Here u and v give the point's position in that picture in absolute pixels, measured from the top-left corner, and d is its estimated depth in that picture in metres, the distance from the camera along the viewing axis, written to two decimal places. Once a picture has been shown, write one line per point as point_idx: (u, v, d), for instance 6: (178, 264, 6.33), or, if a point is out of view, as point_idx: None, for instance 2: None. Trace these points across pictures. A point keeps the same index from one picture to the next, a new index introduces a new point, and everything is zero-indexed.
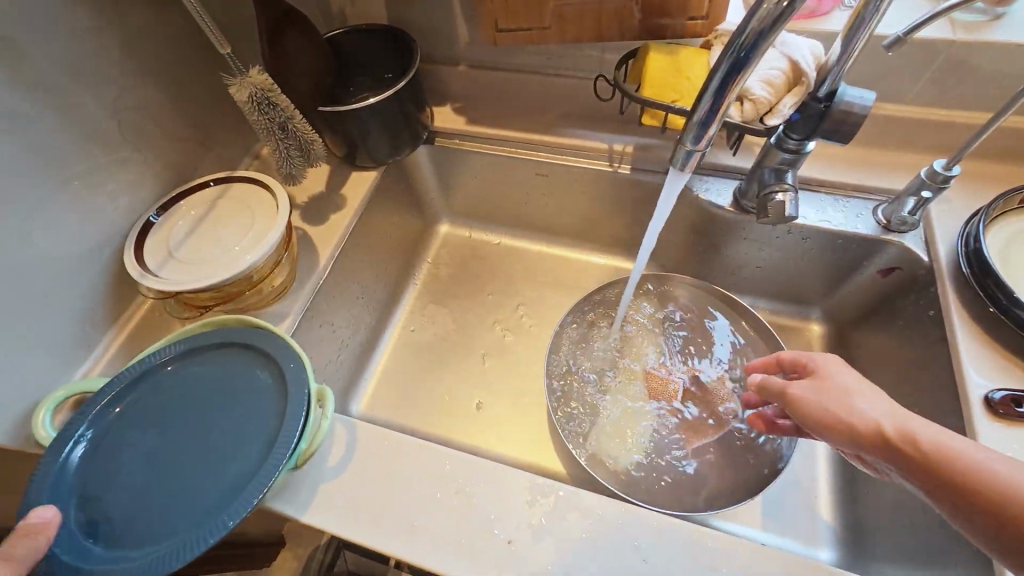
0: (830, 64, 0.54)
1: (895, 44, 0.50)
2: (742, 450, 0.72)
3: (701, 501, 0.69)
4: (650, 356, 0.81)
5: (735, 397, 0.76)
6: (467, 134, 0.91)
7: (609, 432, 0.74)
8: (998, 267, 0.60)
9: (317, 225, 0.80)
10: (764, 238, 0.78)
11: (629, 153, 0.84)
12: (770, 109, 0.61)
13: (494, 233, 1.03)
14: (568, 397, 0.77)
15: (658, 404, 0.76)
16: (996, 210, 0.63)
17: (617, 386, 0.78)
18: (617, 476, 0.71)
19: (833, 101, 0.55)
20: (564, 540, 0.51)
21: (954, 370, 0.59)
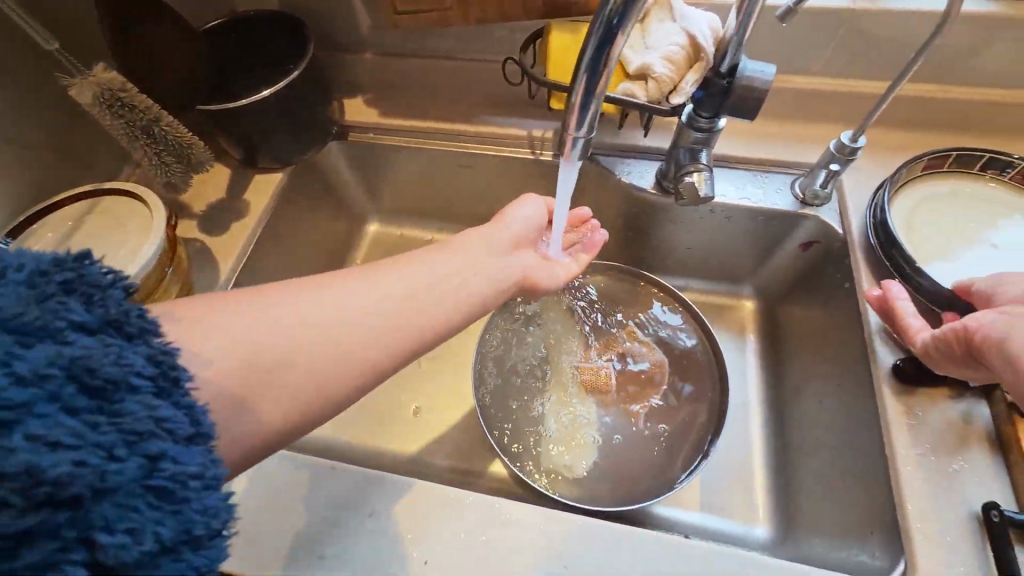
0: (729, 37, 0.52)
1: (788, 14, 0.49)
2: (678, 435, 0.72)
3: (637, 491, 0.68)
4: (584, 347, 0.79)
5: (670, 381, 0.75)
6: (381, 127, 0.85)
7: (544, 429, 0.72)
8: (901, 236, 0.61)
9: (218, 235, 0.74)
10: (688, 219, 0.77)
11: (550, 138, 0.81)
12: (673, 88, 0.58)
13: (424, 229, 0.97)
14: (502, 396, 0.75)
15: (594, 396, 0.75)
16: (900, 179, 0.64)
17: (551, 380, 0.76)
18: (552, 475, 0.69)
19: (734, 76, 0.54)
20: (483, 554, 0.49)
21: (865, 343, 0.59)
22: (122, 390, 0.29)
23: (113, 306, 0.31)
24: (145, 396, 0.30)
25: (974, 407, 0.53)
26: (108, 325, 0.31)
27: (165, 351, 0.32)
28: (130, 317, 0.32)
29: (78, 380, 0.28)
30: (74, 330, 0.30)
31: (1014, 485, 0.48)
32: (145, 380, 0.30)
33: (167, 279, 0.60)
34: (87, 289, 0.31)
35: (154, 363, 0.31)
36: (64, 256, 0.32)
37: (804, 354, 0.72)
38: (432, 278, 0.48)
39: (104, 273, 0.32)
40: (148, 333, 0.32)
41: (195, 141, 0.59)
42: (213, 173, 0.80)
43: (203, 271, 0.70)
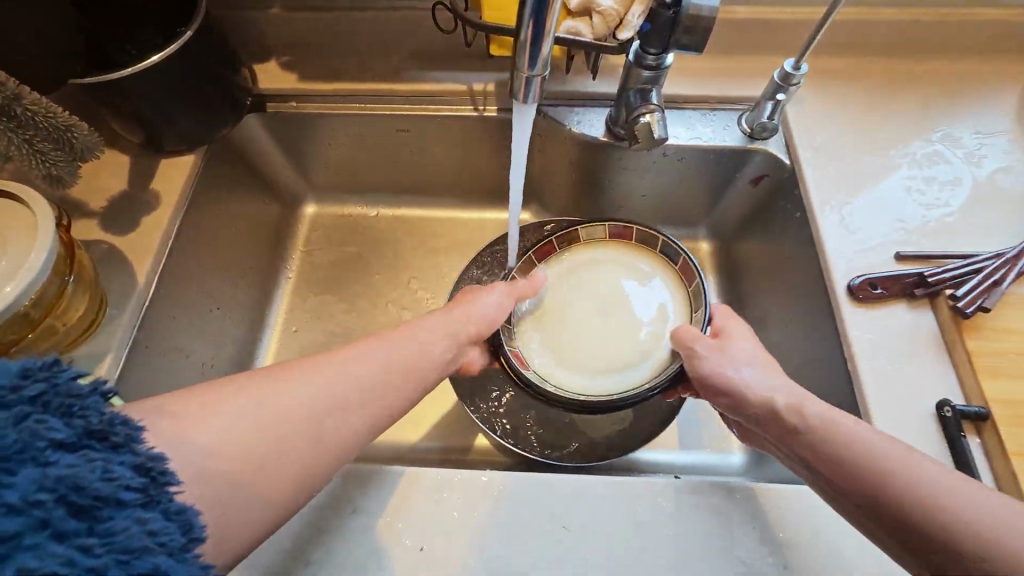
0: None
1: None
2: None
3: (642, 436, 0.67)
4: None
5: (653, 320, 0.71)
6: (303, 92, 0.76)
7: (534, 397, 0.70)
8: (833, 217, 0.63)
9: (125, 232, 0.64)
10: (641, 165, 0.75)
11: (491, 92, 0.76)
12: (620, 22, 0.54)
13: (368, 205, 0.90)
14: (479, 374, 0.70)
15: None
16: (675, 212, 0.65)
17: None
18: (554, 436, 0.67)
19: (681, 6, 0.51)
20: (480, 530, 0.47)
21: (823, 270, 0.61)
22: (110, 505, 0.30)
23: (94, 417, 0.32)
24: (134, 507, 0.31)
25: (921, 315, 0.56)
26: (88, 436, 0.31)
27: (153, 456, 0.33)
28: (114, 426, 0.33)
29: (66, 500, 0.29)
30: (53, 448, 0.30)
31: (960, 380, 0.52)
32: (133, 491, 0.31)
33: (70, 292, 0.53)
34: (63, 400, 0.32)
35: (143, 470, 0.32)
36: (31, 365, 0.32)
37: (760, 287, 0.75)
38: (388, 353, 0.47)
39: (78, 379, 0.33)
40: (135, 439, 0.33)
41: (72, 120, 0.50)
42: (107, 160, 0.68)
43: (114, 275, 0.61)
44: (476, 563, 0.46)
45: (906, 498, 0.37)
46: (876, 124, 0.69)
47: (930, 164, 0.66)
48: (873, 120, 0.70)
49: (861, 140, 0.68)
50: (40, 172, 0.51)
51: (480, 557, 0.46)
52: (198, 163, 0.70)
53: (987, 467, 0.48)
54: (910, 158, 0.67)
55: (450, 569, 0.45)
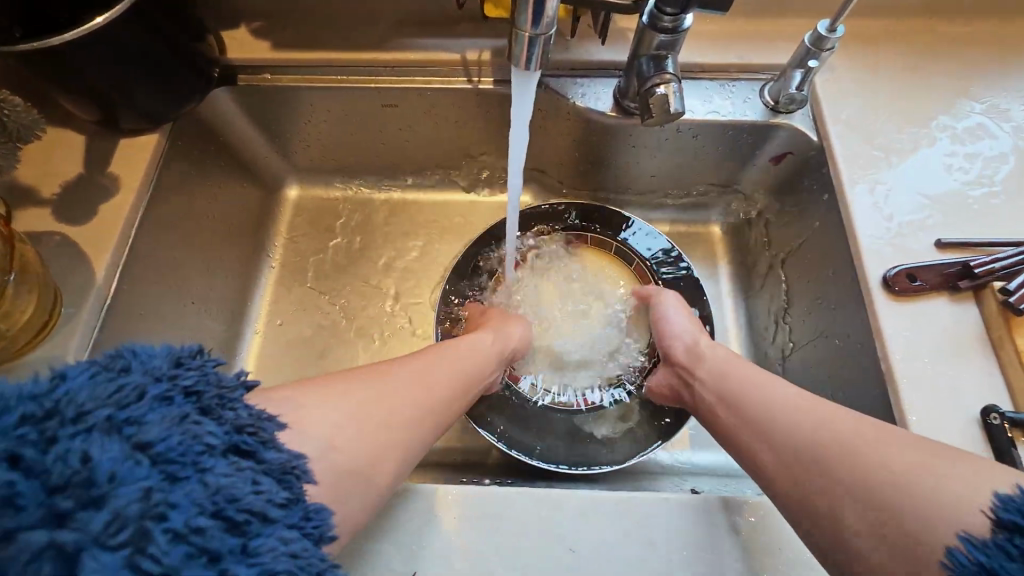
0: None
1: None
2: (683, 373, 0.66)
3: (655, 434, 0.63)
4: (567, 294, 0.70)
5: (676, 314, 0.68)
6: (279, 63, 0.69)
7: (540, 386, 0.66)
8: (867, 209, 0.57)
9: (82, 221, 0.58)
10: (652, 142, 0.69)
11: (487, 62, 0.69)
12: None
13: (355, 188, 0.84)
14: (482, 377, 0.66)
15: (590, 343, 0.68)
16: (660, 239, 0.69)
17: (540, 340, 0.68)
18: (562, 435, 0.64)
19: None
20: (479, 553, 0.43)
21: (853, 259, 0.56)
22: (259, 521, 0.30)
23: (242, 414, 0.34)
24: (277, 525, 0.31)
25: (964, 308, 0.51)
26: (237, 435, 0.33)
27: (292, 460, 0.35)
28: (260, 423, 0.35)
29: (225, 513, 0.29)
30: (210, 453, 0.31)
31: (1007, 381, 0.47)
32: (277, 506, 0.32)
33: (13, 290, 0.48)
34: (213, 394, 0.34)
35: (285, 474, 0.34)
36: (183, 356, 0.35)
37: (779, 275, 0.69)
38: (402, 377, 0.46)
39: (223, 373, 0.36)
40: (275, 441, 0.35)
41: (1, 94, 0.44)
42: (60, 139, 0.61)
43: (69, 270, 0.55)
44: None
45: (855, 447, 0.39)
46: (913, 95, 0.63)
47: (973, 139, 0.60)
48: (911, 89, 0.63)
49: (897, 113, 0.62)
50: None
51: None
52: (162, 143, 0.63)
53: None
54: (951, 132, 0.60)
55: None
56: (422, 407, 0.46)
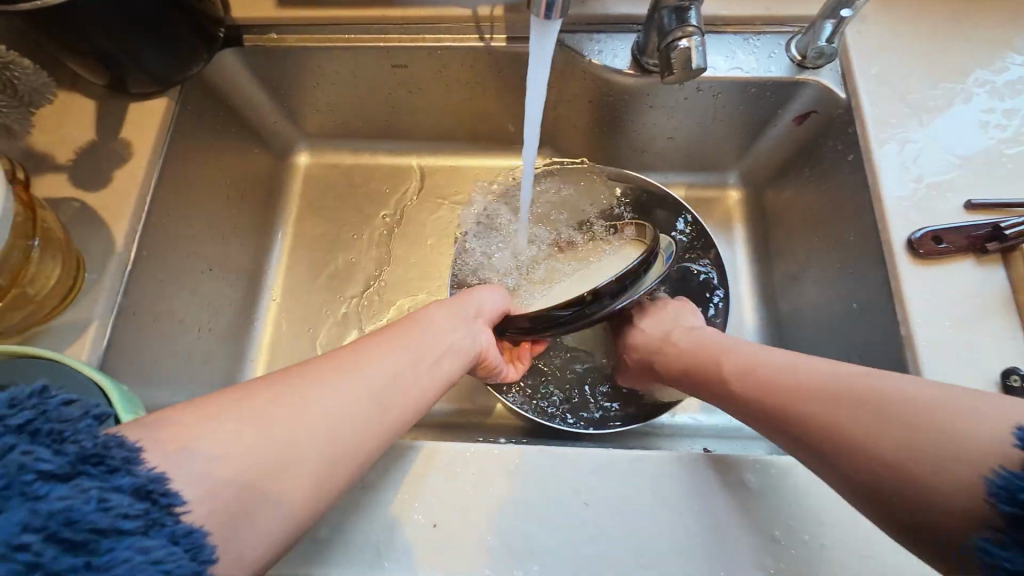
0: None
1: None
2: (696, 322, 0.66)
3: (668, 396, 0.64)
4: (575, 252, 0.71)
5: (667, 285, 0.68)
6: (284, 22, 0.67)
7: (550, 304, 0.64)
8: (896, 170, 0.55)
9: (98, 188, 0.58)
10: (671, 102, 0.66)
11: (499, 17, 0.66)
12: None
13: (365, 153, 0.83)
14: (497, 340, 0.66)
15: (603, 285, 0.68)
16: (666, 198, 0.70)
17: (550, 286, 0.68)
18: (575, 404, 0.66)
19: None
20: (496, 509, 0.45)
21: (876, 220, 0.54)
22: (109, 536, 0.27)
23: (88, 442, 0.29)
24: (136, 535, 0.27)
25: (991, 271, 0.50)
26: (83, 463, 0.28)
27: (154, 477, 0.29)
28: (108, 449, 0.29)
29: (57, 536, 0.26)
30: (44, 480, 0.27)
31: None
32: (134, 518, 0.28)
33: (38, 257, 0.48)
34: (54, 427, 0.29)
35: (143, 495, 0.29)
36: (18, 394, 0.30)
37: (797, 239, 0.68)
38: (398, 358, 0.43)
39: (68, 405, 0.31)
40: (133, 461, 0.30)
41: (10, 55, 0.43)
42: (69, 105, 0.61)
43: (90, 237, 0.56)
44: (493, 539, 0.43)
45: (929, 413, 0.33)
46: (953, 47, 0.59)
47: (1013, 93, 0.57)
48: (949, 41, 0.59)
49: (933, 67, 0.58)
50: None
51: (496, 533, 0.44)
52: (171, 108, 0.62)
53: None
54: (990, 86, 0.57)
55: (465, 546, 0.43)
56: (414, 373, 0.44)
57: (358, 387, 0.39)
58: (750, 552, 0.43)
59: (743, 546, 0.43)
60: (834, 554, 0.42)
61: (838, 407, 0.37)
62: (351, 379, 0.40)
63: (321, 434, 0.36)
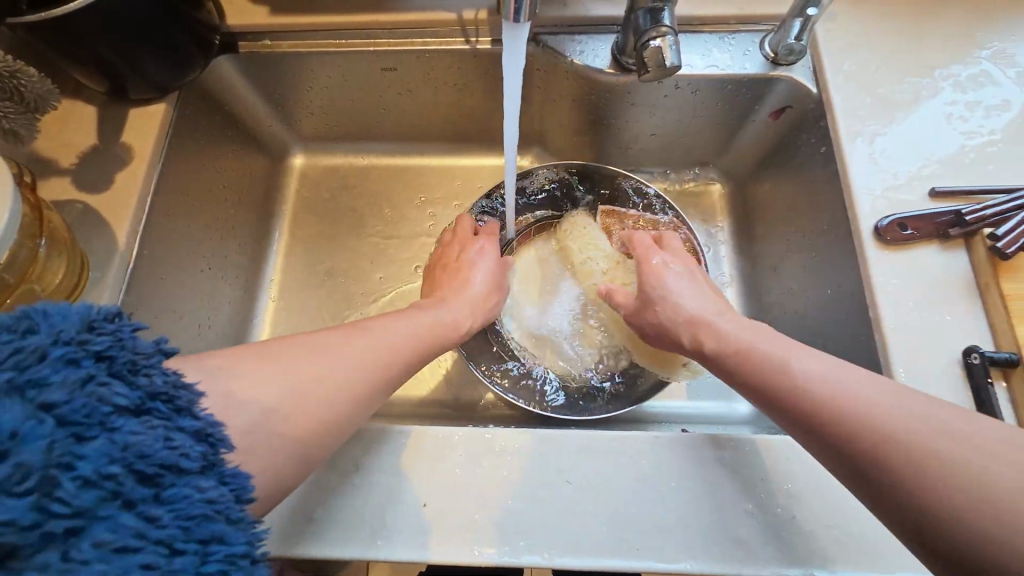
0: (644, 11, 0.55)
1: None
2: None
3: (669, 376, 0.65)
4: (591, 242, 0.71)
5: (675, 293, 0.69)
6: (277, 28, 0.69)
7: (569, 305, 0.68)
8: (864, 160, 0.57)
9: (101, 191, 0.60)
10: (651, 100, 0.68)
11: (484, 20, 0.68)
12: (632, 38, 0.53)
13: (358, 155, 0.85)
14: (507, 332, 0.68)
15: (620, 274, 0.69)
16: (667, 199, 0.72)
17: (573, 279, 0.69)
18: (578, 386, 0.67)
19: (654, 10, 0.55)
20: (486, 487, 0.47)
21: (846, 209, 0.57)
22: (173, 473, 0.30)
23: (159, 379, 0.32)
24: (194, 475, 0.31)
25: (953, 255, 0.52)
26: (153, 398, 0.31)
27: (212, 423, 0.33)
28: (176, 390, 0.32)
29: (135, 469, 0.29)
30: (121, 413, 0.29)
31: (990, 325, 0.49)
32: (194, 458, 0.31)
33: (45, 255, 0.50)
34: (129, 358, 0.31)
35: (203, 437, 0.32)
36: (95, 318, 0.31)
37: (776, 231, 0.70)
38: (409, 336, 0.47)
39: (140, 338, 0.33)
40: (194, 404, 0.33)
41: (18, 64, 0.46)
42: (73, 111, 0.63)
43: (94, 237, 0.58)
44: (480, 515, 0.46)
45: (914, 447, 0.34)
46: (917, 42, 0.62)
47: (976, 86, 0.59)
48: (914, 37, 0.62)
49: (899, 62, 0.61)
50: None
51: (484, 510, 0.46)
52: (169, 113, 0.65)
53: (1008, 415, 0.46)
54: (953, 80, 0.59)
55: (453, 521, 0.45)
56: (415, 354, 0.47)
57: (373, 361, 0.43)
58: (724, 525, 0.45)
59: (720, 522, 0.45)
60: (804, 526, 0.44)
61: (829, 409, 0.38)
62: (364, 353, 0.43)
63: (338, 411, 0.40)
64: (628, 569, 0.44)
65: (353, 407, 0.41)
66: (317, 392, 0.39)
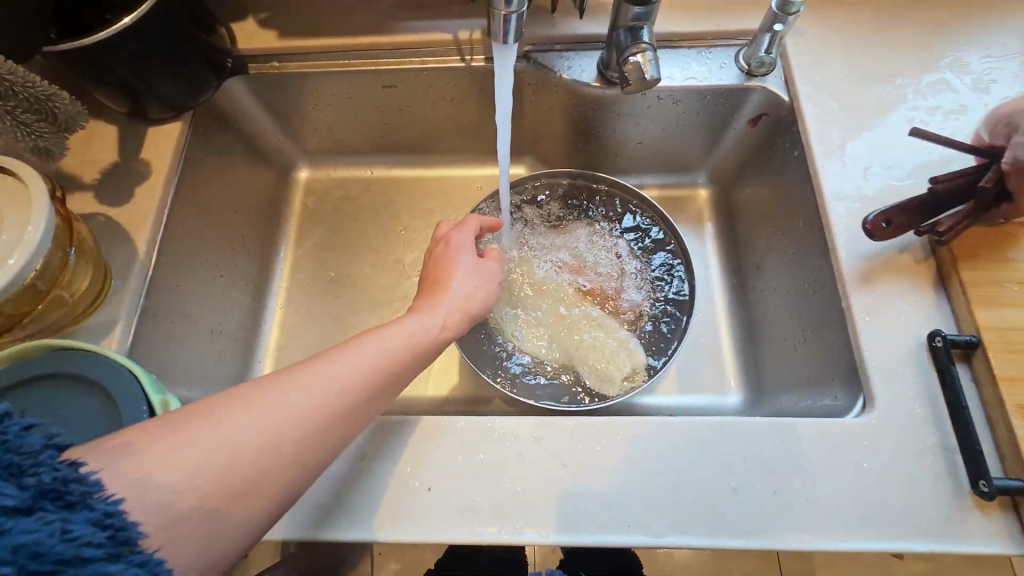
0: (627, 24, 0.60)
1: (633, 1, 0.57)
2: (661, 312, 0.73)
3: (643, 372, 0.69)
4: (564, 251, 0.77)
5: (644, 302, 0.74)
6: (285, 53, 0.74)
7: (547, 313, 0.73)
8: (825, 160, 0.62)
9: (121, 204, 0.64)
10: (636, 110, 0.73)
11: (477, 41, 0.73)
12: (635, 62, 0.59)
13: (361, 168, 0.90)
14: (500, 332, 0.72)
15: (584, 280, 0.75)
16: (635, 205, 0.78)
17: (545, 287, 0.74)
18: (558, 387, 0.70)
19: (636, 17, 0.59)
20: (487, 473, 0.50)
21: (818, 208, 0.61)
22: (73, 563, 0.30)
23: (47, 476, 0.31)
24: (99, 562, 0.30)
25: (919, 247, 0.56)
26: (43, 497, 0.31)
27: (110, 511, 0.31)
28: (66, 485, 0.31)
29: (27, 567, 0.29)
30: (9, 514, 0.30)
31: (954, 312, 0.53)
32: (96, 546, 0.31)
33: (73, 264, 0.54)
34: (13, 460, 0.32)
35: (101, 527, 0.31)
36: None
37: (758, 230, 0.74)
38: (381, 354, 0.45)
39: (30, 433, 0.33)
40: (90, 493, 0.31)
41: (52, 89, 0.49)
42: (95, 131, 0.68)
43: (115, 248, 0.62)
44: (483, 498, 0.49)
45: None
46: (880, 53, 0.66)
47: (935, 92, 0.64)
48: (876, 48, 0.67)
49: (863, 71, 0.66)
50: (27, 144, 0.51)
51: (487, 493, 0.49)
52: (184, 131, 0.69)
53: (973, 394, 0.50)
54: (915, 87, 0.64)
55: (459, 503, 0.49)
56: (395, 371, 0.46)
57: (341, 386, 0.42)
58: (710, 501, 0.48)
59: (707, 500, 0.48)
60: (785, 501, 0.47)
61: None
62: (331, 379, 0.42)
63: (319, 425, 0.40)
64: (620, 544, 0.47)
65: (332, 436, 0.41)
66: (285, 432, 0.38)
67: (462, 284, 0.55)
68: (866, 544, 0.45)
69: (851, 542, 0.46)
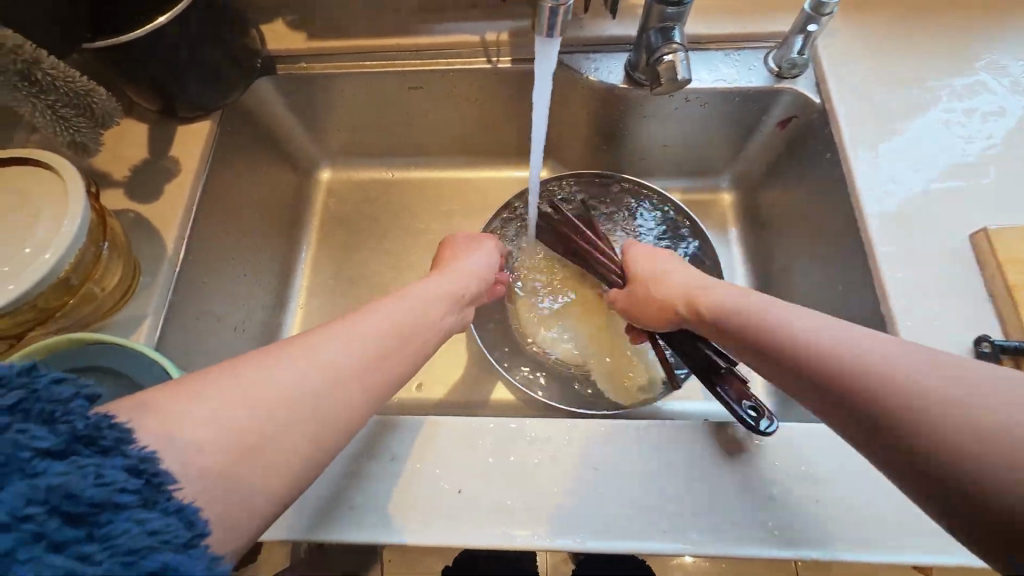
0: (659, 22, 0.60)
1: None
2: None
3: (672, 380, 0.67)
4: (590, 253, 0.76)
5: None
6: (314, 54, 0.75)
7: (572, 317, 0.72)
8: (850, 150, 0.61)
9: (151, 201, 0.65)
10: (663, 112, 0.72)
11: (504, 42, 0.73)
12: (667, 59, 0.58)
13: (382, 170, 0.90)
14: (524, 336, 0.72)
15: None
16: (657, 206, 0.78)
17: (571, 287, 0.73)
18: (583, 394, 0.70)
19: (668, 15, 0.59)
20: (517, 475, 0.49)
21: (852, 208, 0.60)
22: (108, 509, 0.28)
23: (79, 423, 0.30)
24: (133, 509, 0.28)
25: (960, 251, 0.55)
26: (76, 441, 0.30)
27: (144, 459, 0.30)
28: (100, 431, 0.30)
29: (60, 510, 0.27)
30: (41, 457, 0.29)
31: (999, 317, 0.51)
32: (130, 493, 0.29)
33: (105, 258, 0.54)
34: (44, 408, 0.30)
35: (137, 473, 0.29)
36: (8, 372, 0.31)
37: (785, 233, 0.73)
38: (404, 312, 0.46)
39: (61, 385, 0.32)
40: (125, 441, 0.30)
41: (92, 85, 0.50)
42: (125, 128, 0.69)
43: (145, 243, 0.62)
44: (515, 501, 0.48)
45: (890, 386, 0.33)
46: (913, 55, 0.66)
47: (971, 94, 0.63)
48: (910, 51, 0.66)
49: (897, 74, 0.65)
50: (65, 138, 0.52)
51: (519, 496, 0.48)
52: (213, 129, 0.70)
53: None
54: (950, 89, 0.63)
55: (490, 507, 0.47)
56: (414, 331, 0.45)
57: (374, 334, 0.42)
58: (747, 508, 0.46)
59: (746, 508, 0.46)
60: (827, 510, 0.46)
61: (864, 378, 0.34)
62: (349, 338, 0.41)
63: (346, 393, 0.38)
64: (656, 551, 0.45)
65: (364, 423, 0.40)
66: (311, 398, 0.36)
67: (471, 262, 0.59)
68: (914, 556, 0.44)
69: (897, 554, 0.44)
